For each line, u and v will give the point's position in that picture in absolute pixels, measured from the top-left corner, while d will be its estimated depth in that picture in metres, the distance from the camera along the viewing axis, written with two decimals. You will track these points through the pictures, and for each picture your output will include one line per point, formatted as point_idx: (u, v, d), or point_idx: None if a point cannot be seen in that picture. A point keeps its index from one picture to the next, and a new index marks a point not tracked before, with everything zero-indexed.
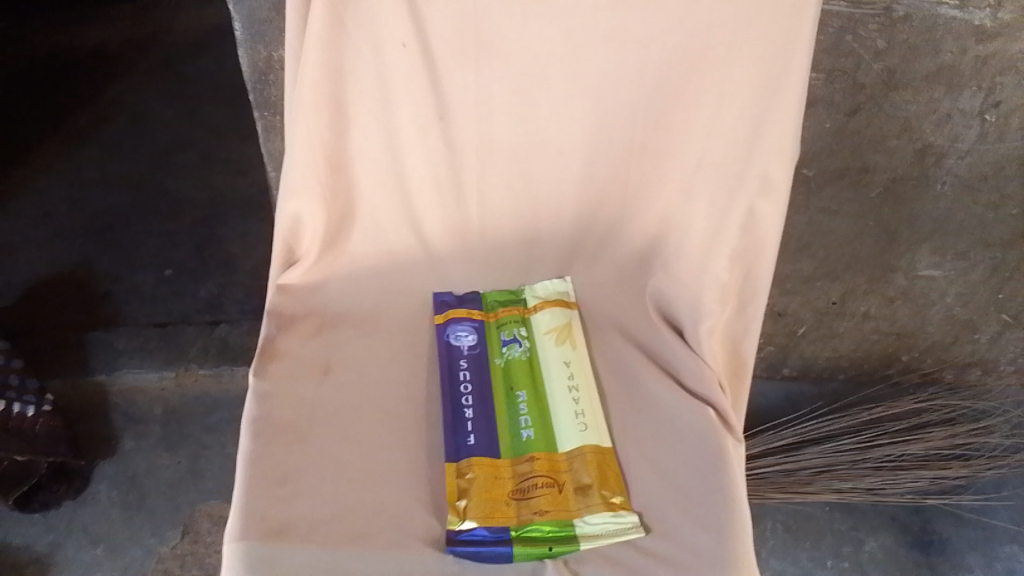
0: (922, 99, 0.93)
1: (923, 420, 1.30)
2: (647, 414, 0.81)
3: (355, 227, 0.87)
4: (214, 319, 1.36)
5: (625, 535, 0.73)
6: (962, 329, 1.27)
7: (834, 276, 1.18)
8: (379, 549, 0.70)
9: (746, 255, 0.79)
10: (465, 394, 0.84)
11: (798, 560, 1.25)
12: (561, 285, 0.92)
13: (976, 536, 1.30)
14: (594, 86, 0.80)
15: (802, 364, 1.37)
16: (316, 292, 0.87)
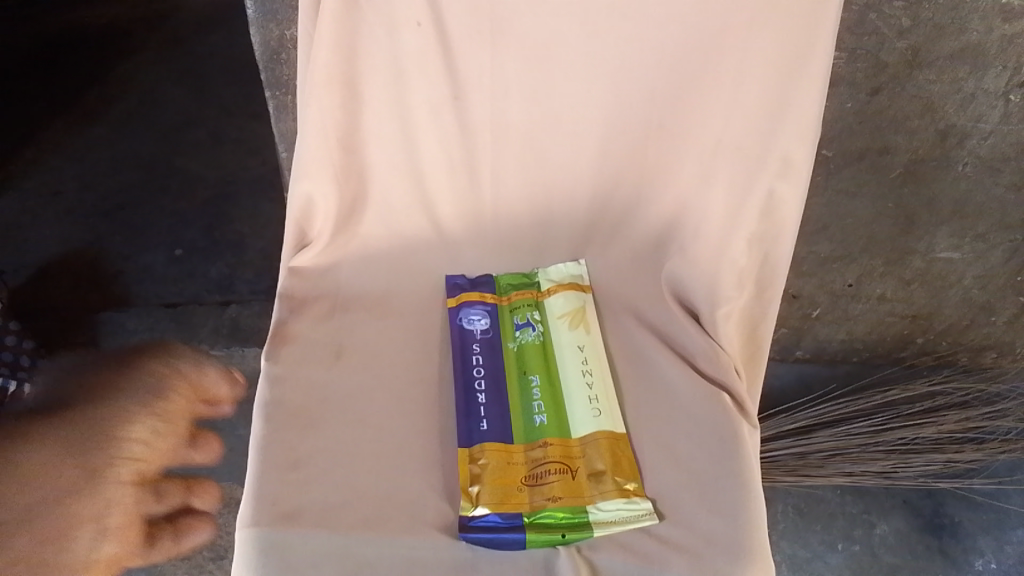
0: (945, 78, 0.91)
1: (937, 403, 1.28)
2: (662, 399, 0.80)
3: (367, 208, 0.86)
4: (224, 298, 1.35)
5: (639, 522, 0.72)
6: (979, 312, 1.26)
7: (851, 258, 1.16)
8: (392, 534, 0.70)
9: (764, 239, 0.77)
10: (478, 378, 0.83)
11: (810, 543, 1.25)
12: (576, 268, 0.91)
13: (988, 519, 1.29)
14: (613, 69, 0.78)
15: (816, 346, 1.35)
16: (327, 275, 0.86)
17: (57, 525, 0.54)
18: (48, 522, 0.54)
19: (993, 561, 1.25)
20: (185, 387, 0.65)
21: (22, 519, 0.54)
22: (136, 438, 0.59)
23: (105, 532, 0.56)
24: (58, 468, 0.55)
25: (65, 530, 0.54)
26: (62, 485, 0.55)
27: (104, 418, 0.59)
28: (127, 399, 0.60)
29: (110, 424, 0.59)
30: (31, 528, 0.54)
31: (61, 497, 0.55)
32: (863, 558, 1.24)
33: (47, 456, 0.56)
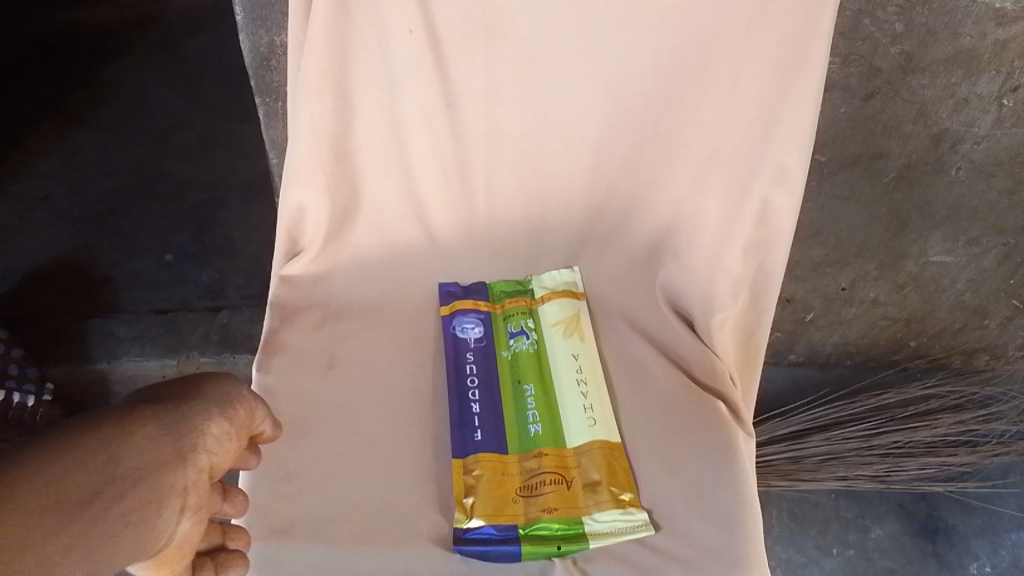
0: (939, 83, 0.90)
1: (931, 407, 1.28)
2: (657, 408, 0.80)
3: (359, 216, 0.85)
4: (214, 304, 1.34)
5: (635, 533, 0.72)
6: (972, 315, 1.26)
7: (845, 262, 1.15)
8: (385, 547, 0.69)
9: (759, 247, 0.77)
10: (472, 387, 0.82)
11: (805, 548, 1.25)
12: (569, 275, 0.90)
13: (982, 522, 1.29)
14: (606, 76, 0.78)
15: (810, 350, 1.35)
16: (319, 283, 0.85)
17: (150, 500, 0.49)
18: (145, 495, 0.49)
19: (987, 564, 1.24)
20: (248, 414, 0.61)
21: (126, 483, 0.48)
22: (214, 437, 0.56)
23: (181, 526, 0.52)
24: (153, 443, 0.51)
25: (155, 507, 0.50)
26: (156, 461, 0.51)
27: (188, 411, 0.55)
28: (207, 402, 0.57)
29: (195, 417, 0.55)
30: (131, 493, 0.48)
31: (157, 474, 0.50)
32: (857, 562, 1.23)
33: (147, 429, 0.52)
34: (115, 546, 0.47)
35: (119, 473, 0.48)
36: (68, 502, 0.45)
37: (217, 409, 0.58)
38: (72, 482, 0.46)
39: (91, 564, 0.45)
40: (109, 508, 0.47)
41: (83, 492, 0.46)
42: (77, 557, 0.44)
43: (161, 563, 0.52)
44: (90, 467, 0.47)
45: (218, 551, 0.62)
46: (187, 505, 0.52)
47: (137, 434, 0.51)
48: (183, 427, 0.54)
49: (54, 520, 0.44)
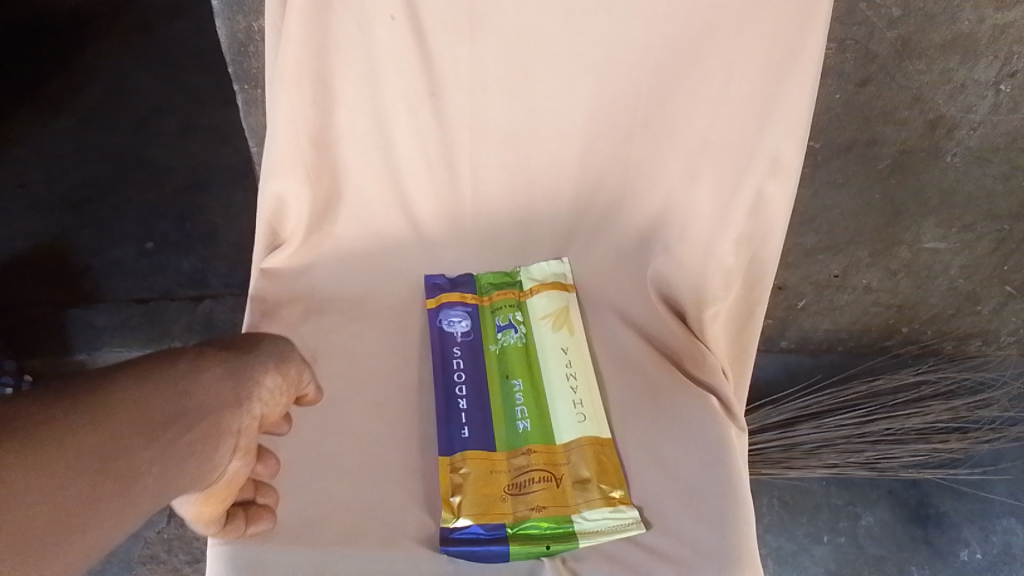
0: (935, 69, 0.88)
1: (922, 392, 1.27)
2: (647, 403, 0.78)
3: (342, 206, 0.83)
4: (197, 294, 1.32)
5: (626, 532, 0.71)
6: (964, 301, 1.25)
7: (837, 250, 1.14)
8: (370, 549, 0.68)
9: (753, 239, 0.75)
10: (458, 383, 0.80)
11: (796, 536, 1.24)
12: (558, 266, 0.88)
13: (972, 509, 1.28)
14: (595, 63, 0.75)
15: (801, 336, 1.33)
16: (301, 276, 0.83)
17: (215, 432, 0.55)
18: (212, 427, 0.55)
19: (977, 551, 1.24)
20: (299, 377, 0.67)
21: (201, 413, 0.54)
22: (269, 388, 0.62)
23: (232, 462, 0.58)
24: (221, 385, 0.57)
25: (213, 443, 0.55)
26: (223, 399, 0.57)
27: (248, 362, 0.61)
28: (264, 357, 0.63)
29: (254, 367, 0.61)
30: (197, 426, 0.54)
31: (224, 410, 0.56)
32: (847, 550, 1.23)
33: (217, 372, 0.58)
34: (188, 468, 0.53)
35: (193, 404, 0.54)
36: (155, 425, 0.51)
37: (274, 364, 0.64)
38: (153, 411, 0.51)
39: (166, 484, 0.51)
40: (180, 438, 0.52)
41: (163, 415, 0.52)
42: (158, 471, 0.50)
43: (209, 496, 0.59)
44: (172, 396, 0.53)
45: (246, 502, 0.67)
46: (242, 442, 0.58)
47: (209, 376, 0.57)
48: (244, 376, 0.60)
49: (144, 438, 0.50)
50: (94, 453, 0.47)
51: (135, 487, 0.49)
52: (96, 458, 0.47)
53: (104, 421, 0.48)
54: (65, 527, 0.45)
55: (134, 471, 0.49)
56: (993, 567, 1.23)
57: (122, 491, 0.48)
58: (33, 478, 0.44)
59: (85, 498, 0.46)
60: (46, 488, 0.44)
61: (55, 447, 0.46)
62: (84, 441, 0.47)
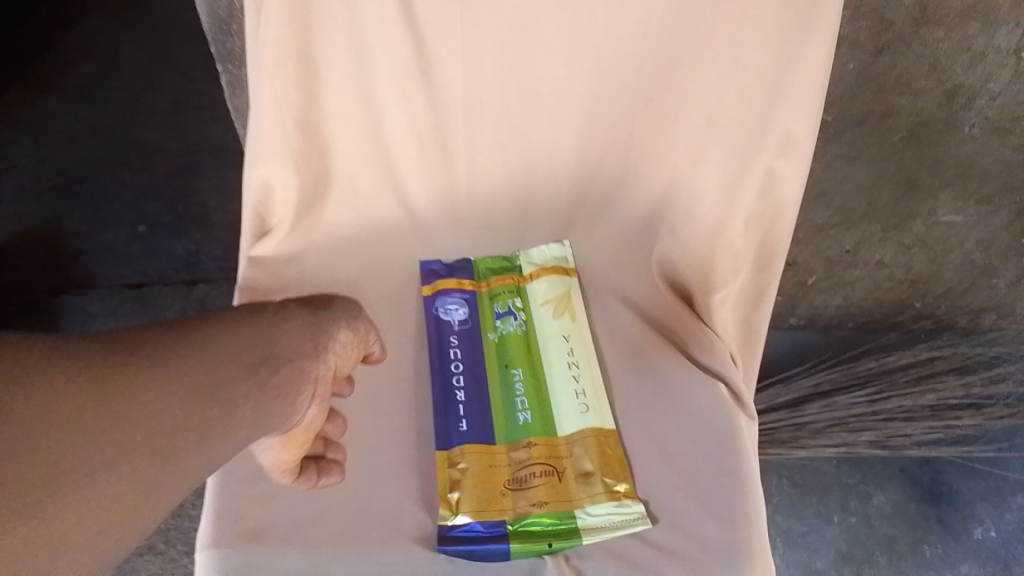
0: (954, 36, 0.84)
1: (935, 368, 1.23)
2: (653, 390, 0.75)
3: (331, 191, 0.79)
4: (192, 278, 1.29)
5: (631, 527, 0.68)
6: (980, 275, 1.20)
7: (849, 225, 1.10)
8: (365, 550, 0.65)
9: (762, 219, 0.72)
10: (456, 374, 0.78)
11: (806, 516, 1.22)
12: (559, 250, 0.86)
13: (986, 487, 1.25)
14: (595, 37, 0.71)
15: (811, 313, 1.30)
16: (290, 264, 0.79)
17: (287, 388, 0.59)
18: (281, 383, 0.59)
19: (992, 529, 1.22)
20: (367, 338, 0.71)
21: (275, 367, 0.59)
22: (338, 348, 0.66)
23: (306, 412, 0.62)
24: (297, 338, 0.62)
25: (296, 388, 0.60)
26: (295, 357, 0.61)
27: (314, 325, 0.64)
28: (334, 316, 0.67)
29: (323, 329, 0.65)
30: (280, 372, 0.59)
31: (292, 369, 0.60)
32: (858, 530, 1.20)
33: (289, 331, 0.62)
34: (240, 432, 0.55)
35: (266, 360, 0.59)
36: (235, 370, 0.56)
37: (346, 322, 0.68)
38: (247, 351, 0.58)
39: (258, 420, 0.57)
40: (268, 379, 0.58)
41: (256, 357, 0.58)
42: (251, 407, 0.56)
43: (286, 443, 0.63)
44: (254, 351, 0.58)
45: (316, 457, 0.69)
46: (314, 397, 0.62)
47: (284, 334, 0.62)
48: (309, 339, 0.63)
49: (224, 382, 0.55)
50: (184, 408, 0.52)
51: (198, 447, 0.52)
52: (178, 415, 0.52)
53: (194, 374, 0.54)
54: (101, 497, 0.47)
55: (212, 425, 0.53)
56: (1009, 545, 1.20)
57: (201, 445, 0.53)
58: (119, 435, 0.49)
59: (163, 446, 0.51)
60: (106, 453, 0.48)
61: (137, 405, 0.50)
62: (173, 395, 0.52)
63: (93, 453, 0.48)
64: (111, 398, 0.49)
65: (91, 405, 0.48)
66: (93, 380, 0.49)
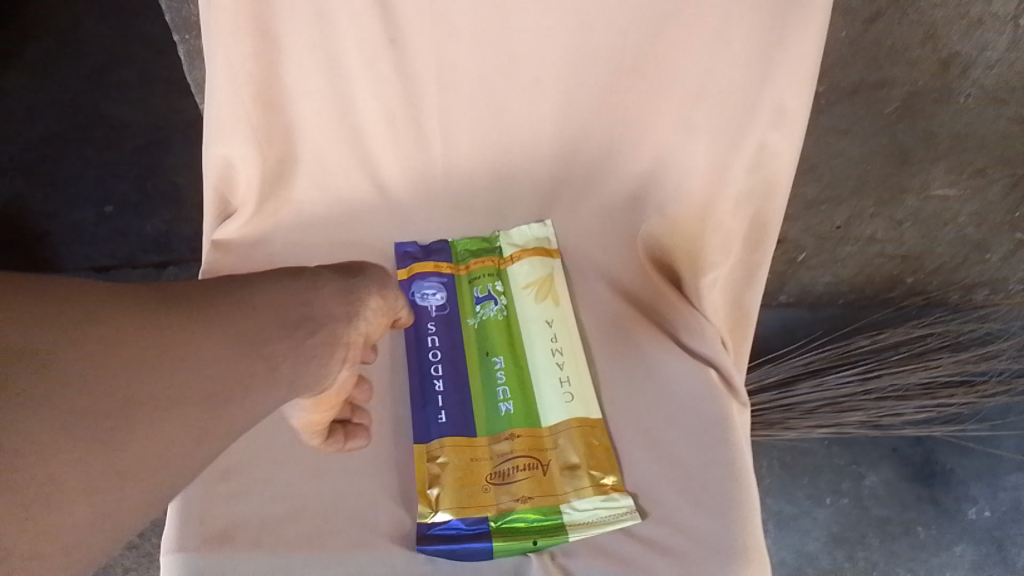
0: (951, 2, 0.80)
1: (927, 344, 1.20)
2: (640, 377, 0.72)
3: (298, 169, 0.75)
4: (162, 260, 1.24)
5: (620, 522, 0.65)
6: (973, 250, 1.16)
7: (840, 199, 1.06)
8: (338, 551, 0.62)
9: (753, 198, 0.67)
10: (434, 362, 0.75)
11: (796, 499, 1.19)
12: (541, 230, 0.82)
13: (980, 465, 1.23)
14: (573, 4, 0.66)
15: (801, 290, 1.25)
16: (258, 246, 0.76)
17: (323, 349, 0.50)
18: (313, 349, 0.49)
19: (986, 509, 1.19)
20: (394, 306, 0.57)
21: (311, 327, 0.49)
22: (370, 314, 0.54)
23: (337, 376, 0.53)
24: (331, 298, 0.51)
25: (331, 351, 0.51)
26: (325, 319, 0.50)
27: (346, 283, 0.53)
28: (361, 272, 0.55)
29: (355, 284, 0.53)
30: (316, 333, 0.50)
31: (324, 334, 0.50)
32: (851, 512, 1.18)
33: (322, 289, 0.51)
34: (253, 411, 0.46)
35: (301, 319, 0.49)
36: (270, 331, 0.47)
37: (377, 283, 0.55)
38: (281, 308, 0.48)
39: (294, 383, 0.49)
40: (306, 340, 0.49)
41: (291, 316, 0.48)
42: (290, 367, 0.48)
43: (317, 403, 0.56)
44: (272, 318, 0.48)
45: (344, 421, 0.66)
46: (346, 361, 0.52)
47: (312, 294, 0.50)
48: (340, 300, 0.52)
49: (260, 338, 0.46)
50: (171, 393, 0.43)
51: (202, 436, 0.44)
52: (168, 406, 0.42)
53: (184, 355, 0.43)
54: (60, 508, 0.39)
55: (218, 408, 0.44)
56: (1003, 526, 1.18)
57: (199, 434, 0.44)
58: (80, 435, 0.39)
59: (203, 408, 0.44)
60: (73, 451, 0.39)
61: (104, 395, 0.40)
62: (156, 380, 0.42)
63: (47, 456, 0.38)
64: (66, 390, 0.39)
65: (26, 405, 0.38)
66: (37, 366, 0.38)
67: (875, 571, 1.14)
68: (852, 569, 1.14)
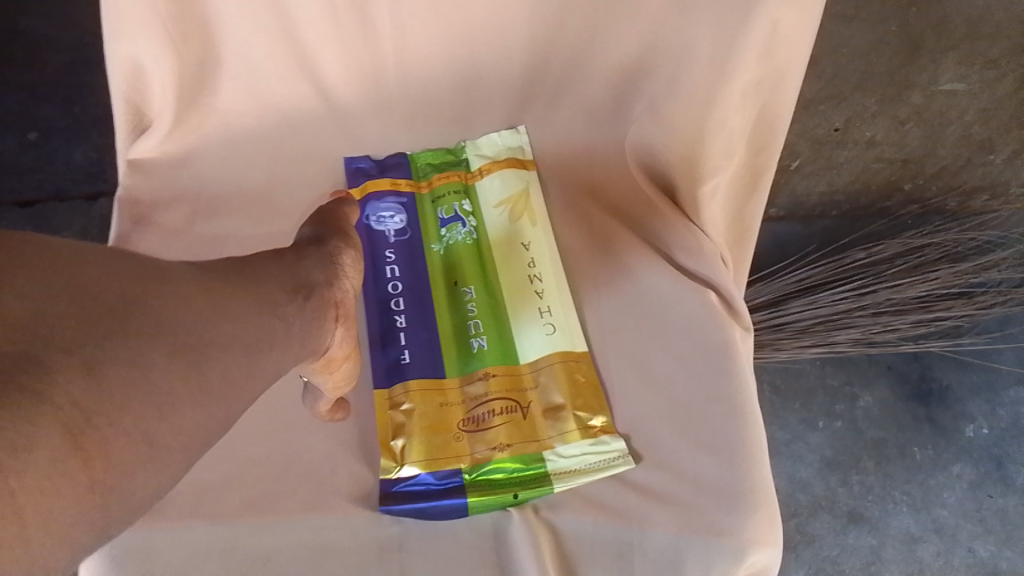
0: None
1: (924, 256, 1.12)
2: (629, 304, 0.65)
3: (221, 69, 0.65)
4: (93, 191, 1.11)
5: (611, 469, 0.59)
6: (976, 151, 1.06)
7: (841, 97, 0.97)
8: (289, 515, 0.56)
9: (762, 90, 0.58)
10: (395, 296, 0.69)
11: (789, 423, 1.12)
12: (512, 138, 0.73)
13: (978, 381, 1.14)
14: None
15: (792, 203, 1.16)
16: (183, 166, 0.68)
17: (322, 313, 0.48)
18: (315, 312, 0.48)
19: (984, 427, 1.12)
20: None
21: (309, 292, 0.48)
22: (352, 270, 0.53)
23: (335, 336, 0.51)
24: (313, 263, 0.50)
25: (327, 314, 0.49)
26: (313, 283, 0.48)
27: (319, 250, 0.51)
28: (331, 231, 0.53)
29: (329, 245, 0.51)
30: (311, 301, 0.48)
31: (318, 298, 0.48)
32: (845, 435, 1.11)
33: (298, 257, 0.49)
34: (282, 362, 0.45)
35: (299, 285, 0.47)
36: (279, 290, 0.46)
37: (340, 234, 0.53)
38: (276, 276, 0.47)
39: (307, 345, 0.48)
40: (308, 304, 0.47)
41: (289, 282, 0.47)
42: (303, 327, 0.47)
43: (326, 365, 0.53)
44: (274, 284, 0.46)
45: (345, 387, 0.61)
46: (340, 321, 0.51)
47: (296, 267, 0.49)
48: (320, 266, 0.50)
49: (276, 297, 0.46)
50: (228, 335, 0.42)
51: (252, 375, 0.43)
52: (228, 346, 0.41)
53: (224, 302, 0.43)
54: (170, 419, 0.39)
55: (262, 353, 0.43)
56: (1002, 443, 1.11)
57: (250, 376, 0.43)
58: (175, 363, 0.39)
59: (252, 353, 0.43)
60: (175, 373, 0.39)
61: (180, 333, 0.40)
62: (216, 329, 0.41)
63: (154, 380, 0.38)
64: (151, 328, 0.39)
65: (127, 337, 0.38)
66: (129, 312, 0.39)
67: (870, 495, 1.08)
68: (847, 493, 1.08)
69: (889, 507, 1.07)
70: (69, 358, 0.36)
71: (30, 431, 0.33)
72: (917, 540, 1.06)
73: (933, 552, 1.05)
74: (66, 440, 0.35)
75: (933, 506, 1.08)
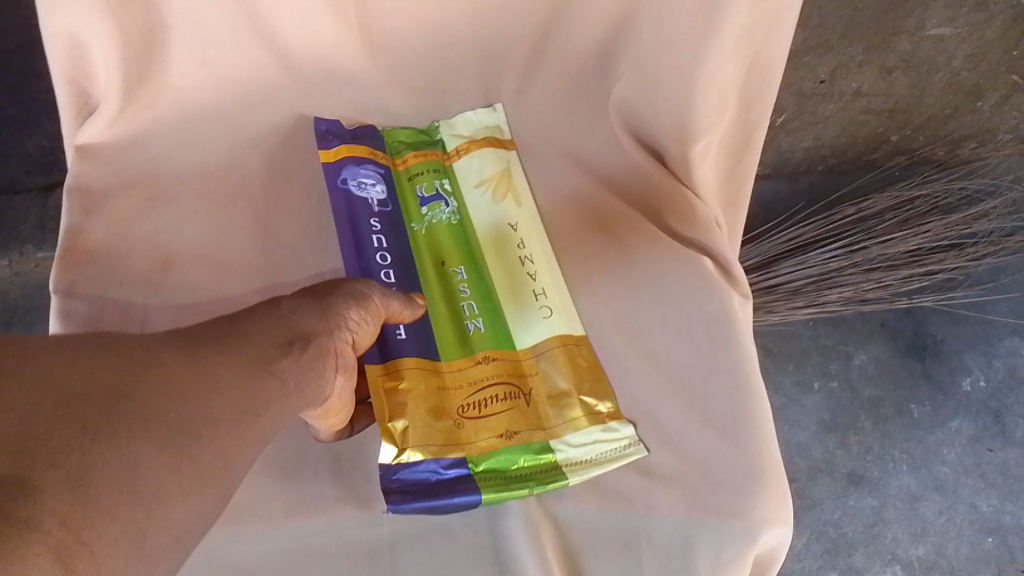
0: None
1: (914, 209, 1.07)
2: (622, 276, 0.61)
3: (169, 39, 0.60)
4: (49, 182, 1.07)
5: (625, 458, 0.55)
6: (965, 97, 1.02)
7: (827, 48, 0.93)
8: (272, 521, 0.53)
9: (757, 34, 0.54)
10: (384, 268, 0.64)
11: (784, 387, 1.10)
12: (489, 117, 0.69)
13: (973, 332, 1.12)
14: None
15: (778, 159, 1.13)
16: (136, 147, 0.64)
17: (319, 362, 0.47)
18: (310, 362, 0.47)
19: (981, 379, 1.10)
20: (383, 304, 0.56)
21: (301, 344, 0.47)
22: (355, 321, 0.52)
23: (333, 386, 0.49)
24: (304, 313, 0.49)
25: (327, 361, 0.48)
26: (309, 332, 0.47)
27: (316, 301, 0.50)
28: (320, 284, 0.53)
29: (330, 298, 0.51)
30: (303, 354, 0.46)
31: (314, 348, 0.47)
32: (841, 396, 1.09)
33: (293, 306, 0.49)
34: (272, 421, 0.44)
35: (291, 337, 0.46)
36: (264, 349, 0.45)
37: (332, 288, 0.52)
38: (263, 335, 0.45)
39: (298, 401, 0.46)
40: (300, 357, 0.46)
41: (281, 335, 0.46)
42: (297, 386, 0.45)
43: (324, 412, 0.52)
44: (264, 338, 0.45)
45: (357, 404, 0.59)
46: (337, 371, 0.49)
47: (291, 317, 0.48)
48: (319, 316, 0.49)
49: (263, 357, 0.44)
50: (214, 409, 0.41)
51: (239, 447, 0.41)
52: (214, 425, 0.41)
53: (211, 370, 0.42)
54: (159, 514, 0.37)
55: (250, 418, 0.42)
56: (1000, 396, 1.09)
57: (237, 447, 0.41)
58: (165, 452, 0.38)
59: (236, 422, 0.41)
60: (164, 461, 0.38)
61: (170, 422, 0.39)
62: (201, 406, 0.40)
63: (144, 475, 0.37)
64: (139, 416, 0.38)
65: (119, 431, 0.37)
66: (118, 402, 0.38)
67: (869, 456, 1.06)
68: (846, 456, 1.06)
69: (889, 468, 1.05)
70: (59, 470, 0.35)
71: (22, 563, 0.32)
72: (919, 499, 1.04)
73: (935, 510, 1.03)
74: (56, 564, 0.33)
75: (933, 463, 1.06)
